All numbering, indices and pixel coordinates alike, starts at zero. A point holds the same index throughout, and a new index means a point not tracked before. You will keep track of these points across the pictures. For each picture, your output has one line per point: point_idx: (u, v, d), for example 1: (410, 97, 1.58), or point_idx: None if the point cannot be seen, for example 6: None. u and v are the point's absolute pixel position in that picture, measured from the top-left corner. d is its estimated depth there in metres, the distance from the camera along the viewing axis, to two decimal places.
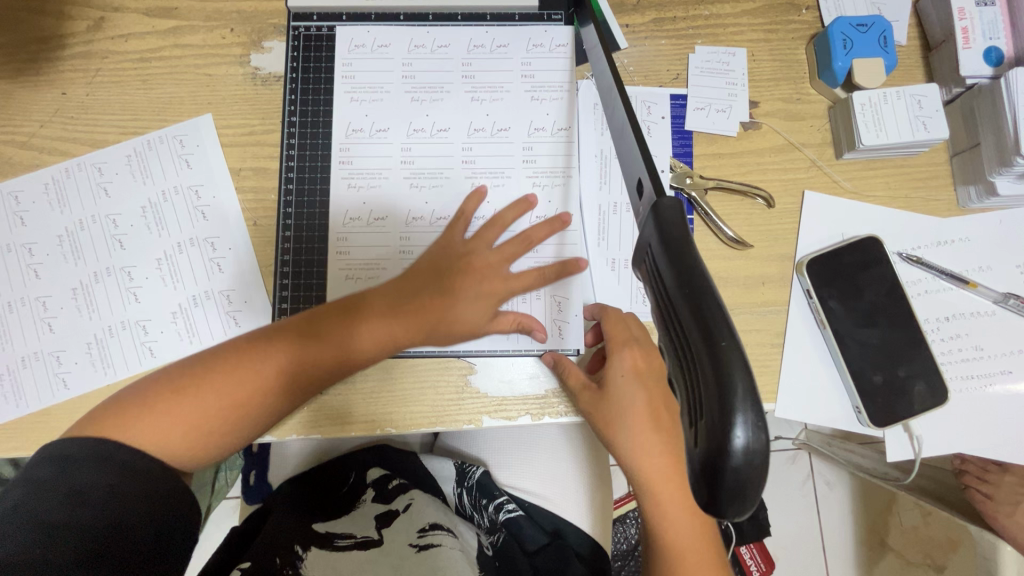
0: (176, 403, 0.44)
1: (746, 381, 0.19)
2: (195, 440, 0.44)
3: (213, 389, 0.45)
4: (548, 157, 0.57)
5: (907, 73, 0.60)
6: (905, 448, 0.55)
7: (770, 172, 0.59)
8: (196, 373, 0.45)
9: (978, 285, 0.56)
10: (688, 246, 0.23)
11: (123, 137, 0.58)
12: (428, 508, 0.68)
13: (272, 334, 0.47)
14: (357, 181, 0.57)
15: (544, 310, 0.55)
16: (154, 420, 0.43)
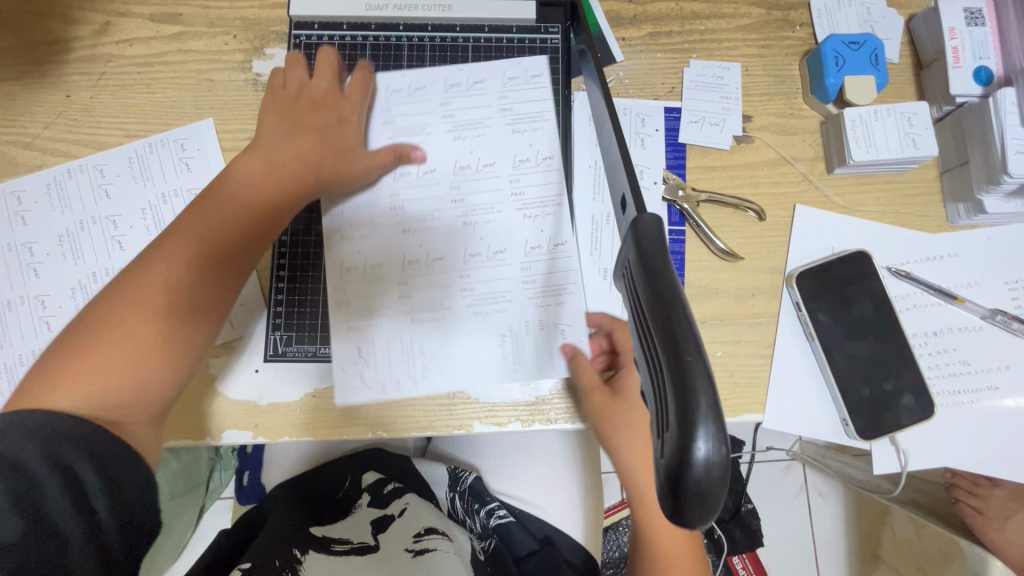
0: (83, 358, 0.42)
1: (710, 395, 0.20)
2: (122, 386, 0.42)
3: (124, 332, 0.43)
4: (537, 187, 0.56)
5: (898, 91, 0.61)
6: (892, 461, 0.56)
7: (762, 186, 0.59)
8: (98, 323, 0.43)
9: (966, 301, 0.57)
10: (663, 262, 0.24)
11: (125, 140, 0.59)
12: (422, 511, 0.68)
13: (165, 262, 0.46)
14: (348, 197, 0.55)
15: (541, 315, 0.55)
16: (74, 379, 0.41)
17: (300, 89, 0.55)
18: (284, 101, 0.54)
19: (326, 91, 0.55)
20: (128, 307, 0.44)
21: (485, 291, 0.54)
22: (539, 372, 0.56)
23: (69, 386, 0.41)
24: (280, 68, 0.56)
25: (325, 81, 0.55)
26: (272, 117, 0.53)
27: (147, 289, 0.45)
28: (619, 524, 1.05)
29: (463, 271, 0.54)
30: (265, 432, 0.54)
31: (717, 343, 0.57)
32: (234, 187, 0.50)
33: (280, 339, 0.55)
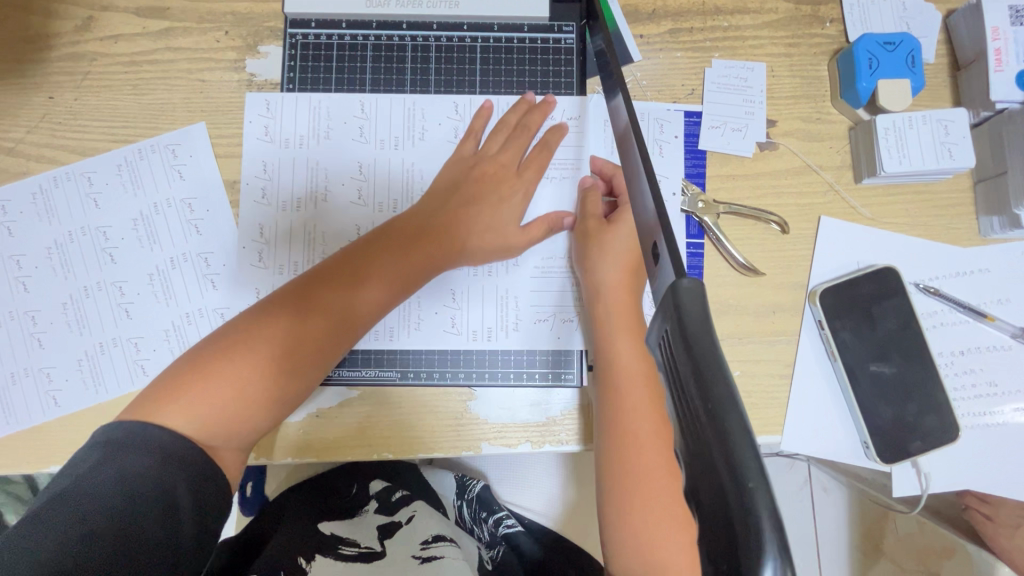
0: (203, 379, 0.44)
1: (773, 519, 0.17)
2: (235, 409, 0.44)
3: (246, 351, 0.45)
4: (547, 197, 0.56)
5: (933, 94, 0.57)
6: (912, 483, 0.54)
7: (785, 196, 0.56)
8: (226, 341, 0.45)
9: (996, 319, 0.54)
10: (709, 337, 0.21)
11: (112, 145, 0.56)
12: (431, 520, 0.67)
13: (306, 288, 0.48)
14: (276, 224, 0.55)
15: (550, 324, 0.54)
16: (188, 401, 0.43)
17: (481, 156, 0.55)
18: (460, 168, 0.54)
19: (504, 165, 0.55)
20: (254, 340, 0.45)
21: (483, 324, 0.54)
22: (550, 392, 0.53)
23: (182, 405, 0.43)
24: (468, 129, 0.55)
25: (510, 156, 0.55)
26: (443, 182, 0.54)
27: (274, 326, 0.46)
28: None
29: (463, 309, 0.54)
30: (265, 453, 0.52)
31: (734, 362, 0.54)
32: (376, 256, 0.50)
33: None
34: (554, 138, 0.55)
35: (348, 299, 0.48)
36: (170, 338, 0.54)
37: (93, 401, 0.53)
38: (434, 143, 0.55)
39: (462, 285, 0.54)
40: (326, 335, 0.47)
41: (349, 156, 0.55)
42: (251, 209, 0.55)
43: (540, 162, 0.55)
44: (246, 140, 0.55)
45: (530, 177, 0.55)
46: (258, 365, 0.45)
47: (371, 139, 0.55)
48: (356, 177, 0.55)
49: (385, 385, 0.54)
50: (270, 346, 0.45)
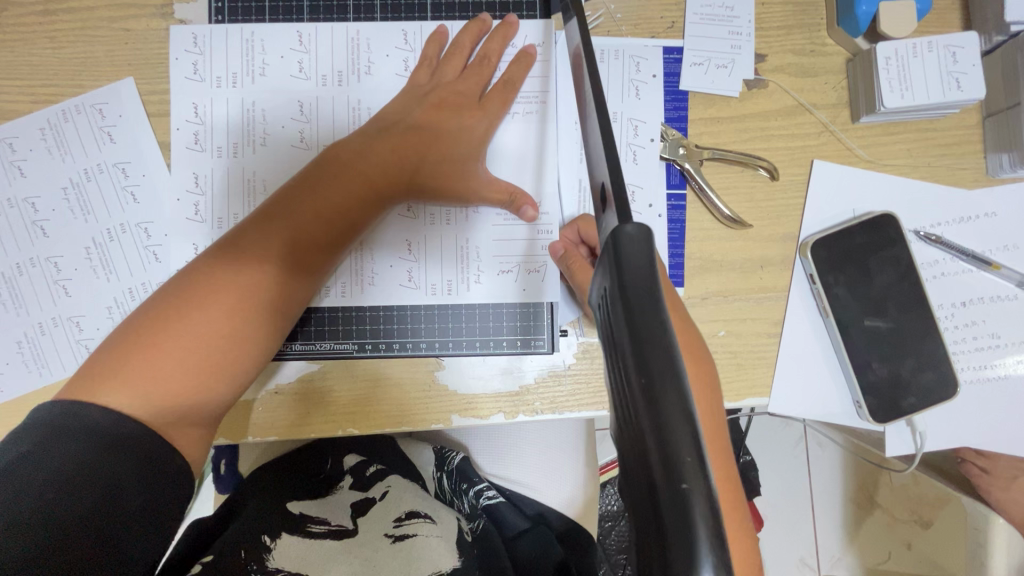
0: (149, 352, 0.39)
1: (707, 521, 0.16)
2: (180, 381, 0.39)
3: (188, 315, 0.40)
4: (515, 137, 0.50)
5: (941, 18, 0.51)
6: (906, 443, 0.51)
7: (775, 139, 0.51)
8: (166, 307, 0.41)
9: (1001, 267, 0.50)
10: (653, 304, 0.19)
11: (34, 107, 0.51)
12: (406, 494, 0.64)
13: (247, 238, 0.43)
14: (213, 173, 0.50)
15: (513, 277, 0.50)
16: (139, 380, 0.38)
17: (437, 83, 0.49)
18: (413, 99, 0.48)
19: (464, 93, 0.49)
20: (206, 304, 0.41)
21: (443, 276, 0.50)
22: (520, 359, 0.50)
23: (132, 384, 0.38)
24: (420, 58, 0.49)
25: (471, 86, 0.49)
26: (396, 112, 0.48)
27: (220, 284, 0.41)
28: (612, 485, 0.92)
29: (421, 260, 0.50)
30: (226, 432, 0.48)
31: (719, 321, 0.51)
32: (323, 197, 0.45)
33: None
34: (520, 71, 0.49)
35: (295, 246, 0.44)
36: (113, 315, 0.50)
37: (37, 385, 0.50)
38: (384, 78, 0.50)
39: (420, 234, 0.50)
40: (274, 287, 0.43)
41: (289, 94, 0.49)
42: (184, 158, 0.50)
43: (504, 95, 0.49)
44: (176, 80, 0.50)
45: (494, 108, 0.49)
46: (213, 331, 0.40)
47: (311, 72, 0.49)
48: (298, 117, 0.50)
49: (343, 358, 0.50)
50: (229, 309, 0.41)
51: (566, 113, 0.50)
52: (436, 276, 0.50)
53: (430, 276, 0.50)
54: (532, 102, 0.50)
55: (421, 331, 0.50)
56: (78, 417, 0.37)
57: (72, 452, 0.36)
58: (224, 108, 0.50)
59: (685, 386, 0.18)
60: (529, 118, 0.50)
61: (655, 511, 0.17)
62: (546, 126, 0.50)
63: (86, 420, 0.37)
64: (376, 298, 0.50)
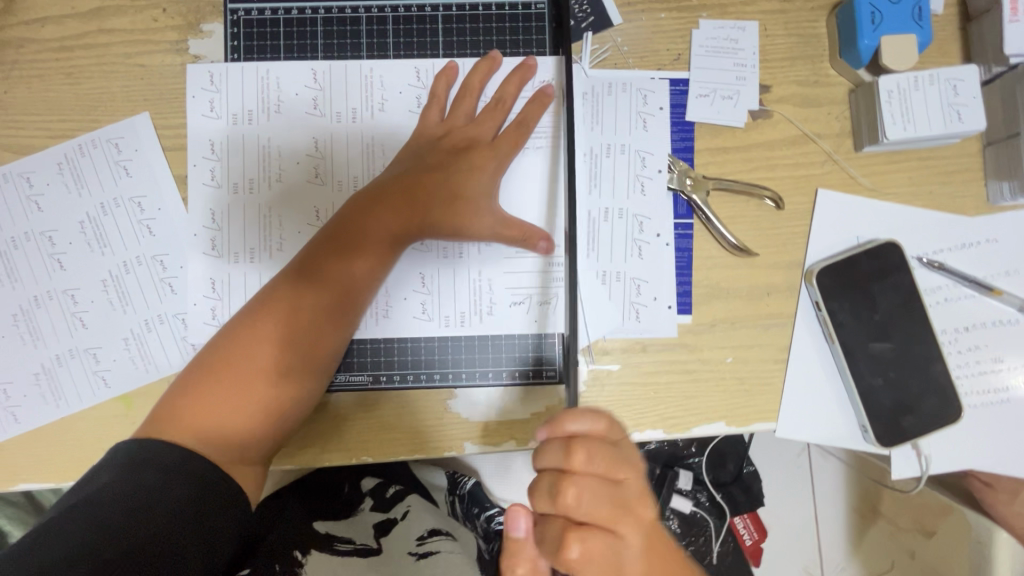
0: (210, 393, 0.44)
1: None
2: (236, 417, 0.44)
3: (242, 357, 0.45)
4: (523, 172, 0.51)
5: (941, 49, 0.52)
6: (912, 466, 0.52)
7: (780, 169, 0.52)
8: (222, 351, 0.45)
9: (1003, 293, 0.51)
10: None
11: (51, 141, 0.52)
12: (425, 513, 0.68)
13: (288, 282, 0.47)
14: (229, 208, 0.50)
15: (527, 311, 0.51)
16: (200, 413, 0.43)
17: (448, 125, 0.50)
18: (426, 139, 0.49)
19: (475, 132, 0.50)
20: (254, 344, 0.45)
21: (456, 309, 0.51)
22: (532, 388, 0.51)
23: (194, 416, 0.43)
24: (431, 95, 0.50)
25: (484, 126, 0.50)
26: (409, 152, 0.49)
27: (267, 327, 0.45)
28: None
29: (435, 293, 0.51)
30: None
31: (727, 348, 0.51)
32: (353, 238, 0.47)
33: None
34: (534, 112, 0.49)
35: (331, 285, 0.47)
36: (130, 347, 0.51)
37: (54, 417, 0.50)
38: (397, 114, 0.50)
39: (432, 266, 0.51)
40: (314, 325, 0.46)
41: (303, 130, 0.50)
42: (200, 192, 0.50)
43: (517, 135, 0.49)
44: (192, 116, 0.51)
45: (507, 146, 0.49)
46: (260, 367, 0.45)
47: (326, 109, 0.50)
48: (312, 152, 0.50)
49: (358, 389, 0.51)
50: (272, 347, 0.45)
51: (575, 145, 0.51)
52: (448, 308, 0.51)
53: (442, 308, 0.51)
54: (541, 138, 0.51)
55: (435, 363, 0.51)
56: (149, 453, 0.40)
57: (147, 483, 0.39)
58: (239, 142, 0.50)
59: None
60: (540, 152, 0.51)
61: None
62: (557, 159, 0.51)
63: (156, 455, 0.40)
64: (388, 330, 0.51)
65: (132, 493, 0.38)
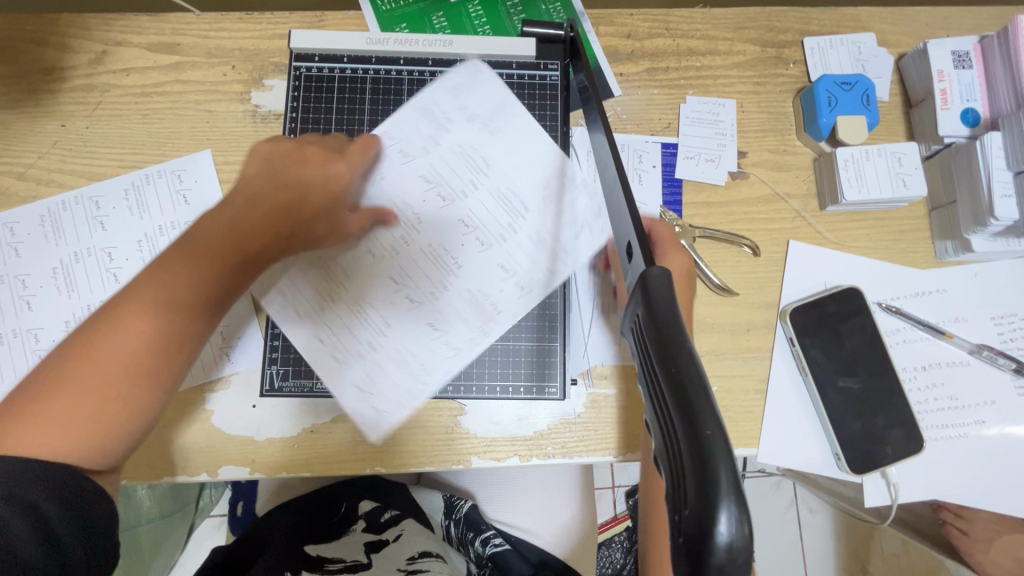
0: (52, 408, 0.37)
1: (730, 470, 0.20)
2: (96, 432, 0.38)
3: (91, 367, 0.39)
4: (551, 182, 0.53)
5: (889, 129, 0.62)
6: (882, 494, 0.56)
7: (756, 222, 0.60)
8: (63, 367, 0.38)
9: (954, 336, 0.58)
10: (674, 310, 0.24)
11: (121, 171, 0.59)
12: (417, 536, 0.69)
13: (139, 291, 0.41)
14: None
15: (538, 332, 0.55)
16: (40, 420, 0.36)
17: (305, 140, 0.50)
18: (261, 154, 0.48)
19: (330, 144, 0.49)
20: (117, 335, 0.39)
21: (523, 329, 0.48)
22: (534, 407, 0.56)
23: (48, 428, 0.37)
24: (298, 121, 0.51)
25: (314, 133, 0.50)
26: (256, 167, 0.47)
27: (117, 331, 0.40)
28: (612, 541, 1.03)
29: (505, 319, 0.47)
30: (262, 467, 0.54)
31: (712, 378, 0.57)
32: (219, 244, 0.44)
33: (275, 373, 0.54)
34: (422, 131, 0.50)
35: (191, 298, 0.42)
36: None
37: None
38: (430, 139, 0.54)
39: (468, 284, 0.48)
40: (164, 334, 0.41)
41: None
42: None
43: (367, 143, 0.48)
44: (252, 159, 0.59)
45: (358, 155, 0.48)
46: (126, 350, 0.39)
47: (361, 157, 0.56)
48: None
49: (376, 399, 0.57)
50: (137, 335, 0.40)
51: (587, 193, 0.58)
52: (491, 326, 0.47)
53: (484, 325, 0.47)
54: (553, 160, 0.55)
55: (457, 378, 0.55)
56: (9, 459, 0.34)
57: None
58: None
59: (717, 405, 0.21)
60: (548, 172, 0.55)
61: (704, 473, 0.19)
62: None
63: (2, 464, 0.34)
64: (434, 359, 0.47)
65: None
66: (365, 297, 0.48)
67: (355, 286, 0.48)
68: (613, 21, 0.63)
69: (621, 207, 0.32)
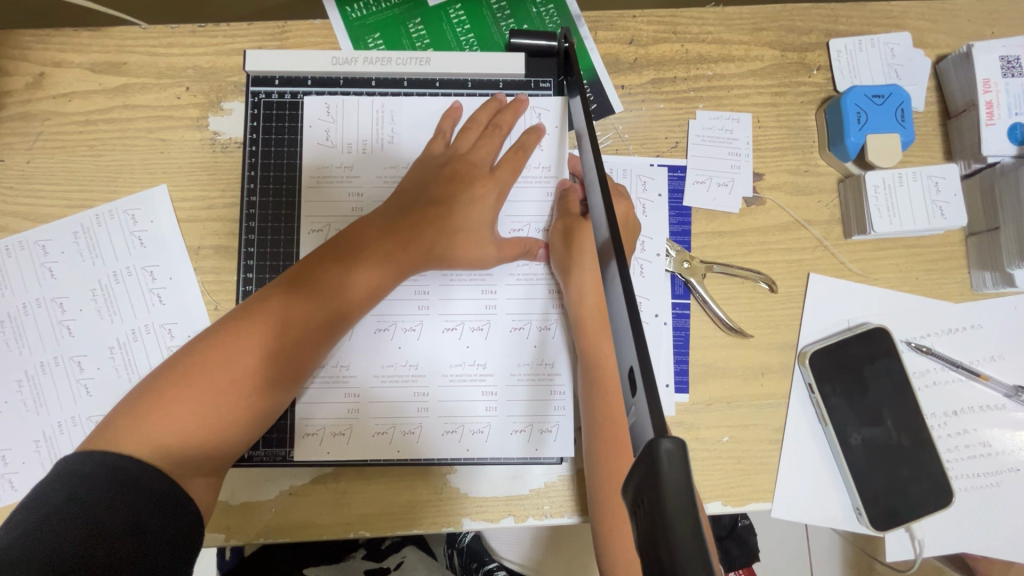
0: (179, 397, 0.41)
1: None
2: (208, 429, 0.41)
3: (217, 362, 0.42)
4: (535, 203, 0.52)
5: (924, 144, 0.56)
6: (905, 548, 0.53)
7: (774, 253, 0.54)
8: (197, 355, 0.43)
9: (990, 378, 0.53)
10: (689, 509, 0.18)
11: (69, 211, 0.53)
12: (420, 565, 0.66)
13: (267, 293, 0.46)
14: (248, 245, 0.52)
15: (534, 344, 0.51)
16: (148, 426, 0.40)
17: (452, 153, 0.51)
18: (429, 166, 0.50)
19: (477, 160, 0.50)
20: (245, 336, 0.44)
21: (537, 377, 0.50)
22: (528, 467, 0.51)
23: (174, 417, 0.41)
24: (437, 130, 0.52)
25: (483, 150, 0.51)
26: (410, 182, 0.50)
27: (247, 330, 0.44)
28: None
29: (544, 348, 0.51)
30: (235, 534, 0.49)
31: (723, 428, 0.53)
32: (347, 259, 0.46)
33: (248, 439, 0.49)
34: (531, 140, 0.51)
35: (305, 313, 0.45)
36: None
37: None
38: (405, 144, 0.52)
39: (483, 350, 0.50)
40: (280, 343, 0.44)
41: (315, 158, 0.52)
42: (220, 259, 0.53)
43: (515, 162, 0.51)
44: (215, 195, 0.54)
45: (506, 175, 0.50)
46: (249, 355, 0.43)
47: (330, 136, 0.52)
48: (324, 166, 0.52)
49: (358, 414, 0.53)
50: (245, 365, 0.43)
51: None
52: (500, 385, 0.50)
53: (489, 378, 0.50)
54: (553, 162, 0.52)
55: (439, 400, 0.50)
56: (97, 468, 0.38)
57: (90, 504, 0.36)
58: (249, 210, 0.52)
59: None
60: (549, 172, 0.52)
61: None
62: None
63: (95, 467, 0.38)
64: (472, 405, 0.50)
65: (75, 524, 0.35)
66: (381, 355, 0.50)
67: (373, 339, 0.50)
68: (614, 24, 0.56)
69: (623, 321, 0.26)
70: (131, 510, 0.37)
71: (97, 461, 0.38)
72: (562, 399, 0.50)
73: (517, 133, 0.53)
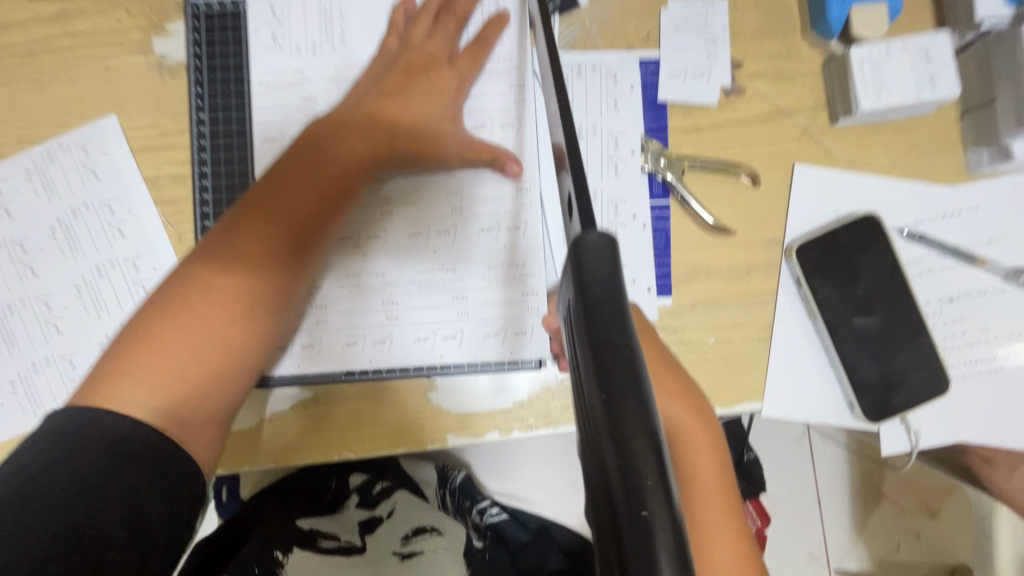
0: (162, 342, 0.38)
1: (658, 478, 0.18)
2: (202, 369, 0.39)
3: (199, 301, 0.40)
4: (497, 97, 0.50)
5: (914, 17, 0.52)
6: (901, 441, 0.51)
7: (756, 145, 0.52)
8: (173, 299, 0.40)
9: (987, 262, 0.51)
10: (612, 285, 0.21)
11: (19, 148, 0.51)
12: (412, 510, 0.65)
13: (233, 222, 0.42)
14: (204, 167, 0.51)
15: (503, 245, 0.49)
16: (141, 372, 0.37)
17: (407, 45, 0.49)
18: (383, 61, 0.49)
19: (433, 51, 0.49)
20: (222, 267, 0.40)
21: (510, 281, 0.49)
22: (509, 376, 0.49)
23: (162, 362, 0.38)
24: (389, 23, 0.50)
25: (439, 42, 0.49)
26: (366, 79, 0.48)
27: (224, 263, 0.41)
28: None
29: (514, 249, 0.49)
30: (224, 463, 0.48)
31: (710, 328, 0.51)
32: (316, 174, 0.43)
33: None
34: (491, 30, 0.49)
35: (284, 236, 0.42)
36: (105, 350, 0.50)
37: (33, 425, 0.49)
38: (357, 43, 0.50)
39: (453, 255, 0.49)
40: (265, 270, 0.42)
41: (263, 65, 0.50)
42: (179, 189, 0.51)
43: (475, 53, 0.49)
44: (167, 122, 0.51)
45: (465, 65, 0.49)
46: (230, 286, 0.40)
47: (278, 40, 0.50)
48: (275, 73, 0.50)
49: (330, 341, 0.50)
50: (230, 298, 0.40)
51: (543, 121, 0.51)
52: (472, 288, 0.49)
53: (461, 283, 0.49)
54: (514, 48, 0.50)
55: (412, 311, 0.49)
56: (86, 421, 0.35)
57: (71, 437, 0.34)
58: (200, 125, 0.51)
59: (649, 397, 0.19)
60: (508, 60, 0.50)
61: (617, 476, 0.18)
62: (532, 100, 0.50)
63: (81, 415, 0.35)
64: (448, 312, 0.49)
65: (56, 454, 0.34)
66: (348, 268, 0.48)
67: (337, 249, 0.48)
68: None
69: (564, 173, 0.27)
70: (114, 438, 0.35)
71: (82, 417, 0.35)
72: (536, 300, 0.49)
73: (474, 23, 0.51)
